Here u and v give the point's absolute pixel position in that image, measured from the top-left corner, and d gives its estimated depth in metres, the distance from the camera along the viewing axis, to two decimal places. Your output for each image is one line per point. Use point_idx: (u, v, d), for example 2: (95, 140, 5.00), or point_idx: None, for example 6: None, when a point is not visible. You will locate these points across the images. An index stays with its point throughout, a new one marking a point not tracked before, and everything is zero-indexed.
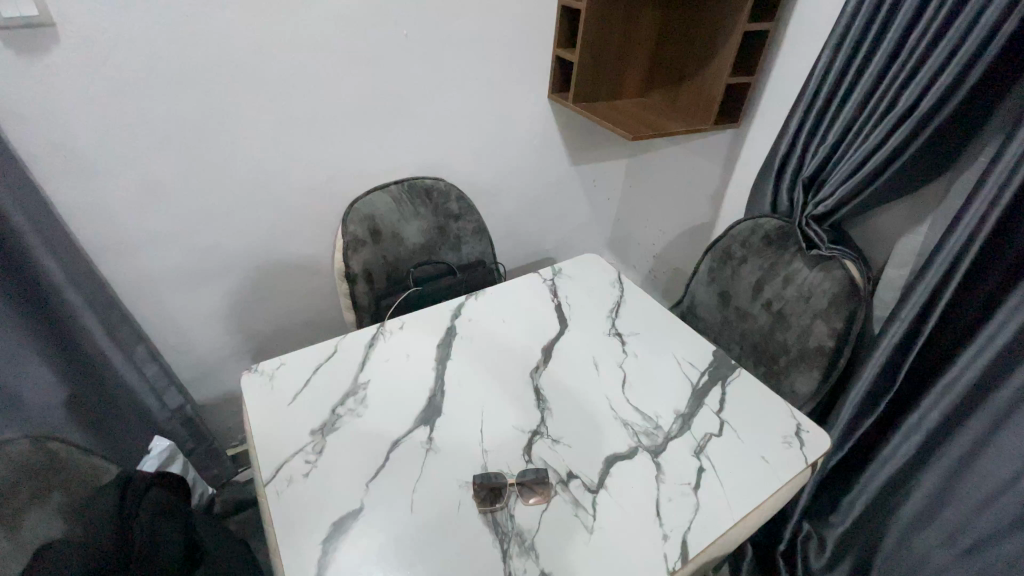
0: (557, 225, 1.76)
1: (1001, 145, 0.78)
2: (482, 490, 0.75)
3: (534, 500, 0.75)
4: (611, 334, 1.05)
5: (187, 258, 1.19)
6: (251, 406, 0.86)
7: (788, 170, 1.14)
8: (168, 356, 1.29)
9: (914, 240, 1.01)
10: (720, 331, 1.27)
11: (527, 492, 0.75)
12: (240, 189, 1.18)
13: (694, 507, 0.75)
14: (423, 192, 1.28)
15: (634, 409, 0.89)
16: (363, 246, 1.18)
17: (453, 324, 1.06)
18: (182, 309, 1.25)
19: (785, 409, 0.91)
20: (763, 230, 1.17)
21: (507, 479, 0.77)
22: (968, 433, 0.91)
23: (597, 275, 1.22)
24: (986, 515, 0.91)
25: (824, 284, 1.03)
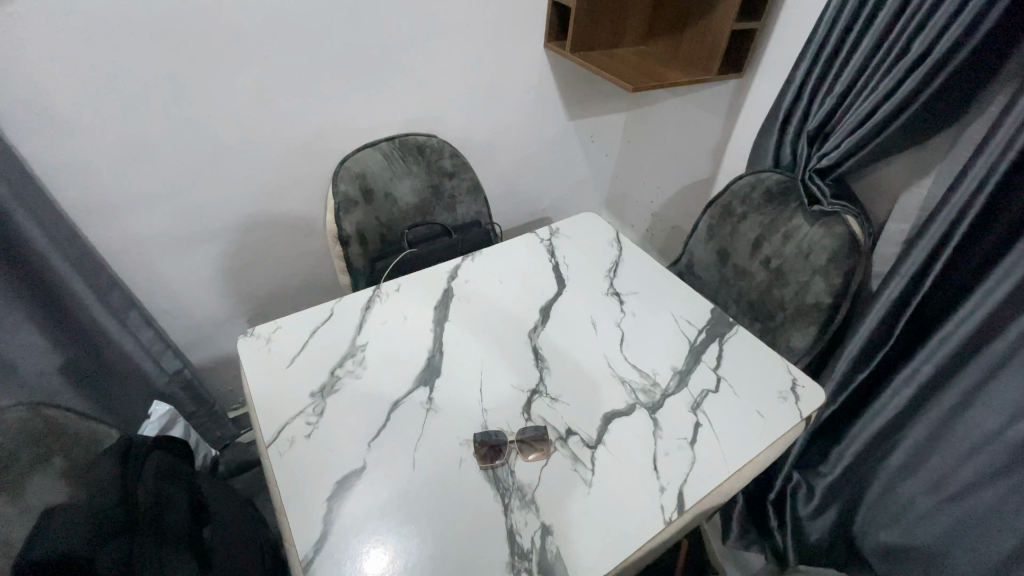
0: (553, 182, 1.72)
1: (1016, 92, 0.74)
2: (483, 447, 0.76)
3: (535, 456, 0.76)
4: (609, 293, 1.04)
5: (175, 220, 1.16)
6: (250, 369, 0.86)
7: (792, 122, 1.10)
8: (162, 321, 1.28)
9: (917, 193, 0.99)
10: (717, 289, 1.27)
11: (527, 448, 0.77)
12: (225, 148, 1.13)
13: (690, 460, 0.77)
14: (415, 149, 1.24)
15: (632, 367, 0.90)
16: (355, 206, 1.14)
17: (450, 286, 1.04)
18: (173, 273, 1.23)
19: (781, 364, 0.92)
20: (764, 186, 1.15)
21: (507, 437, 0.78)
22: (958, 386, 0.93)
23: (595, 233, 1.20)
24: (971, 464, 0.94)
25: (824, 239, 1.02)
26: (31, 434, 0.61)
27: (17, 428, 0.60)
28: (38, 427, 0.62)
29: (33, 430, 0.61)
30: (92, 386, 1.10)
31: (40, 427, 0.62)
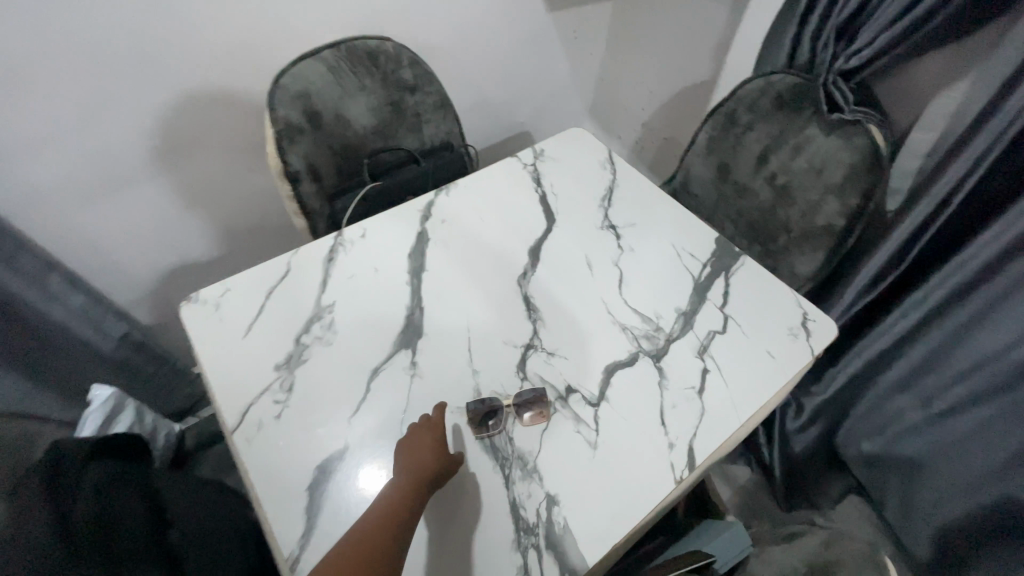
0: (531, 91, 1.51)
1: None
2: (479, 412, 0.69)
3: (533, 420, 0.70)
4: (604, 227, 0.93)
5: (83, 163, 0.97)
6: (199, 343, 0.74)
7: (816, 12, 0.94)
8: (98, 279, 1.13)
9: (950, 98, 0.88)
10: (714, 210, 1.16)
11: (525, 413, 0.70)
12: (128, 66, 0.92)
13: (699, 411, 0.72)
14: (366, 58, 1.02)
15: (633, 311, 0.82)
16: (300, 135, 0.96)
17: (424, 227, 0.91)
18: (97, 225, 1.06)
19: (790, 296, 0.85)
20: (775, 90, 1.00)
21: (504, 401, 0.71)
22: (968, 308, 0.89)
23: (584, 155, 1.05)
24: (966, 382, 0.94)
25: (842, 153, 0.91)
26: None
27: None
28: None
29: None
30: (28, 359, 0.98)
31: None
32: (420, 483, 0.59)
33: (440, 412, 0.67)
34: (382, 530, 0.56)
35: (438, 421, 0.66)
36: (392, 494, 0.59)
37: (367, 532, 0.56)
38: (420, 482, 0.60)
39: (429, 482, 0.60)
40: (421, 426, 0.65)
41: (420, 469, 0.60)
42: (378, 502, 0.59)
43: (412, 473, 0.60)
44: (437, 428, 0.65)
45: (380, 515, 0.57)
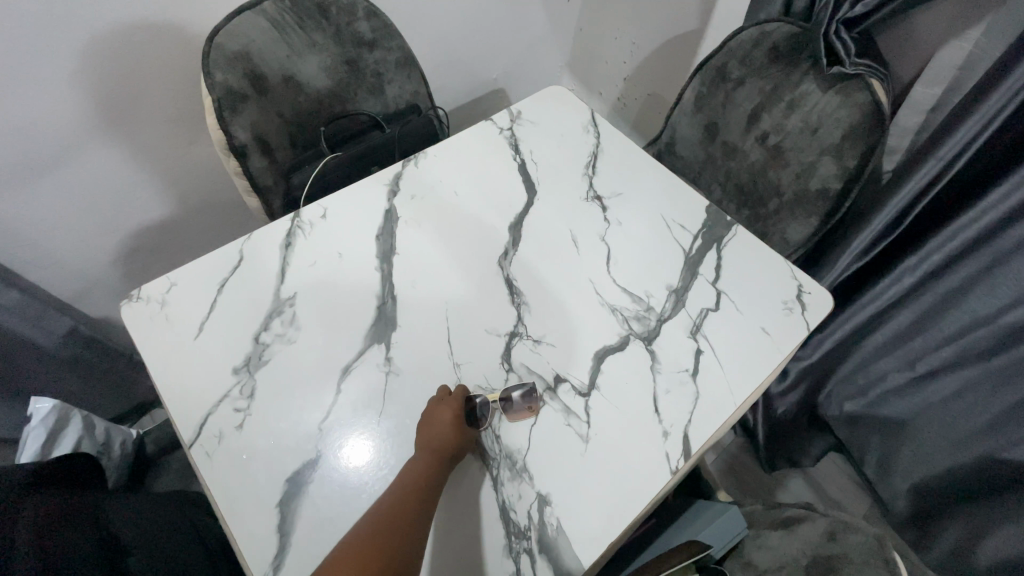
0: (503, 43, 1.39)
1: None
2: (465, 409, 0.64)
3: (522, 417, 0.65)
4: (589, 198, 0.86)
5: None
6: (145, 347, 0.67)
7: None
8: (30, 270, 1.01)
9: (958, 49, 0.82)
10: (701, 172, 1.10)
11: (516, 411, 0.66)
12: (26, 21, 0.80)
13: (694, 396, 0.69)
14: (315, 8, 0.89)
15: (622, 290, 0.77)
16: (244, 102, 0.84)
17: (392, 204, 0.82)
18: (19, 210, 0.94)
19: (786, 267, 0.81)
20: (770, 41, 0.93)
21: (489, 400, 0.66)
22: (960, 272, 0.90)
23: (566, 116, 0.96)
24: (953, 346, 0.95)
25: (839, 112, 0.85)
26: None
27: None
28: None
29: None
30: None
31: None
32: (443, 459, 0.59)
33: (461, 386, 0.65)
34: (407, 505, 0.55)
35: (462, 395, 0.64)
36: (415, 470, 0.57)
37: (391, 507, 0.54)
38: (442, 457, 0.59)
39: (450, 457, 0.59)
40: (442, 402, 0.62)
41: (443, 444, 0.59)
42: (401, 476, 0.57)
43: (434, 447, 0.59)
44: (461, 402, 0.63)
45: (404, 489, 0.56)
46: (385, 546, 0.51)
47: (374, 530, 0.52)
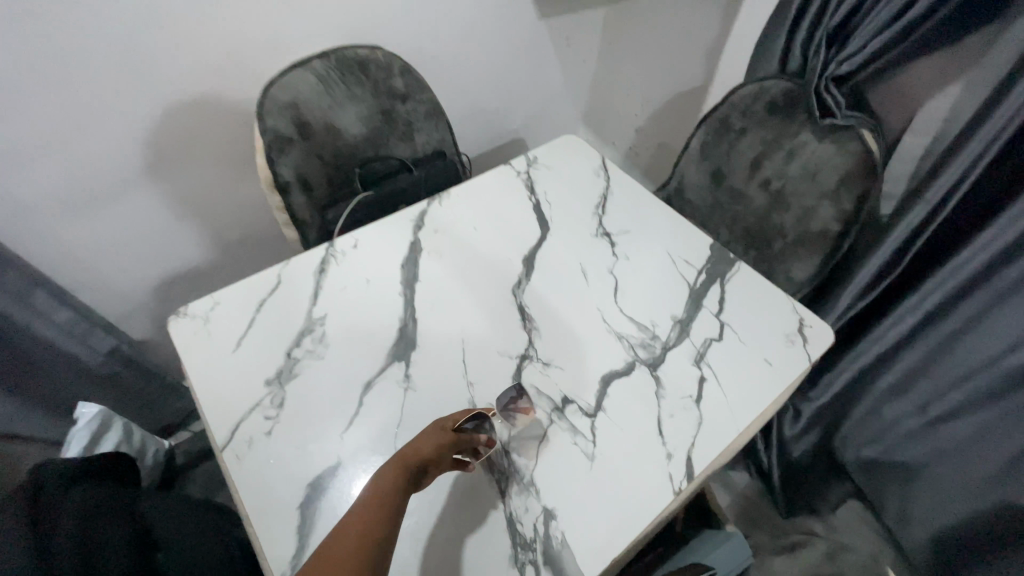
0: (524, 97, 1.51)
1: None
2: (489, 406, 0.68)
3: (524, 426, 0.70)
4: (599, 234, 0.92)
5: (65, 174, 0.96)
6: (188, 358, 0.73)
7: (807, 15, 0.93)
8: (84, 291, 1.11)
9: (943, 101, 0.88)
10: (709, 215, 1.16)
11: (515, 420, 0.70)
12: (108, 71, 0.91)
13: (697, 421, 0.71)
14: (356, 66, 1.02)
15: (629, 319, 0.81)
16: (290, 145, 0.95)
17: (416, 236, 0.90)
18: (82, 236, 1.04)
19: (788, 302, 0.85)
20: (768, 95, 1.00)
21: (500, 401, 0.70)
22: (962, 312, 0.90)
23: (579, 161, 1.05)
24: (962, 390, 0.94)
25: (835, 159, 0.91)
26: None
27: None
28: None
29: None
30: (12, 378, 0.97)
31: None
32: (407, 479, 0.57)
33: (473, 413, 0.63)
34: (368, 529, 0.52)
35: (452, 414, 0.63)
36: (376, 493, 0.55)
37: (351, 532, 0.52)
38: (406, 477, 0.57)
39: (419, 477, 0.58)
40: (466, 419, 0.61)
41: (410, 463, 0.58)
42: (361, 498, 0.55)
43: (397, 468, 0.57)
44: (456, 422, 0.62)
45: (365, 513, 0.53)
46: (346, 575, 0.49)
47: (335, 557, 0.50)
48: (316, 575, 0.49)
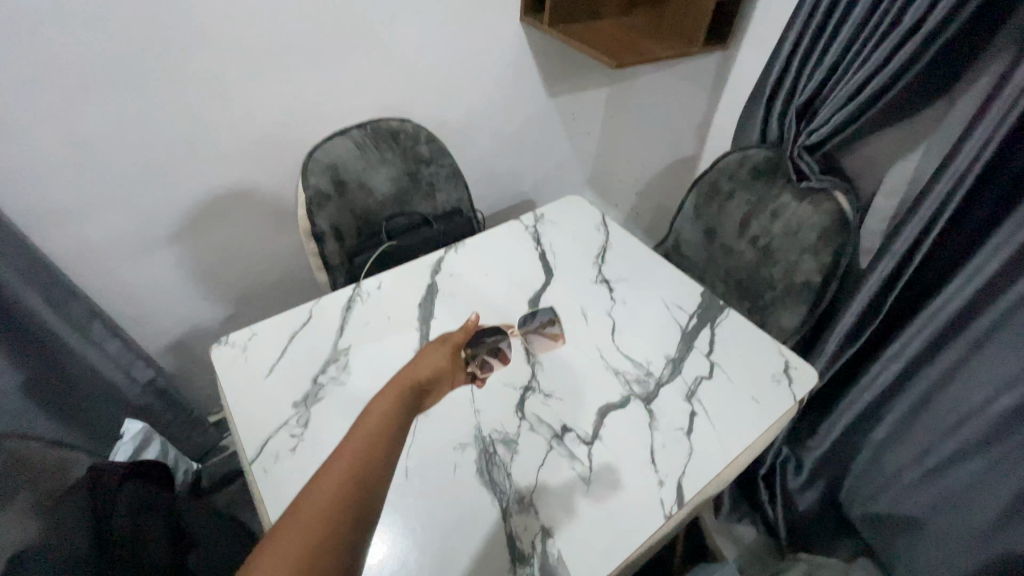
0: (534, 164, 1.67)
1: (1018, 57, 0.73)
2: (533, 322, 0.90)
3: (548, 345, 0.89)
4: (599, 281, 1.02)
5: (131, 223, 1.09)
6: (226, 382, 0.81)
7: (780, 95, 1.07)
8: (130, 327, 1.21)
9: (906, 167, 0.98)
10: (704, 269, 1.25)
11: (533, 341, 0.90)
12: (179, 133, 1.04)
13: (688, 452, 0.76)
14: (388, 135, 1.17)
15: (625, 357, 0.88)
16: (327, 200, 1.08)
17: (433, 280, 1.00)
18: (137, 278, 1.16)
19: (774, 345, 0.91)
20: (751, 162, 1.12)
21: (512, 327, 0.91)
22: (945, 358, 0.94)
23: (582, 217, 1.17)
24: (955, 438, 0.96)
25: (813, 218, 1.00)
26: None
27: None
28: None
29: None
30: (58, 404, 1.04)
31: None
32: (414, 398, 0.62)
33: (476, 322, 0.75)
34: (381, 444, 0.53)
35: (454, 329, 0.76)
36: (386, 410, 0.57)
37: (362, 446, 0.52)
38: (411, 396, 0.62)
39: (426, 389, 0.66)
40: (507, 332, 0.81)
41: (419, 376, 0.65)
42: (367, 417, 0.55)
43: (403, 388, 0.61)
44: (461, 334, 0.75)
45: (374, 430, 0.54)
46: (363, 487, 0.48)
47: (349, 466, 0.49)
48: (332, 482, 0.47)
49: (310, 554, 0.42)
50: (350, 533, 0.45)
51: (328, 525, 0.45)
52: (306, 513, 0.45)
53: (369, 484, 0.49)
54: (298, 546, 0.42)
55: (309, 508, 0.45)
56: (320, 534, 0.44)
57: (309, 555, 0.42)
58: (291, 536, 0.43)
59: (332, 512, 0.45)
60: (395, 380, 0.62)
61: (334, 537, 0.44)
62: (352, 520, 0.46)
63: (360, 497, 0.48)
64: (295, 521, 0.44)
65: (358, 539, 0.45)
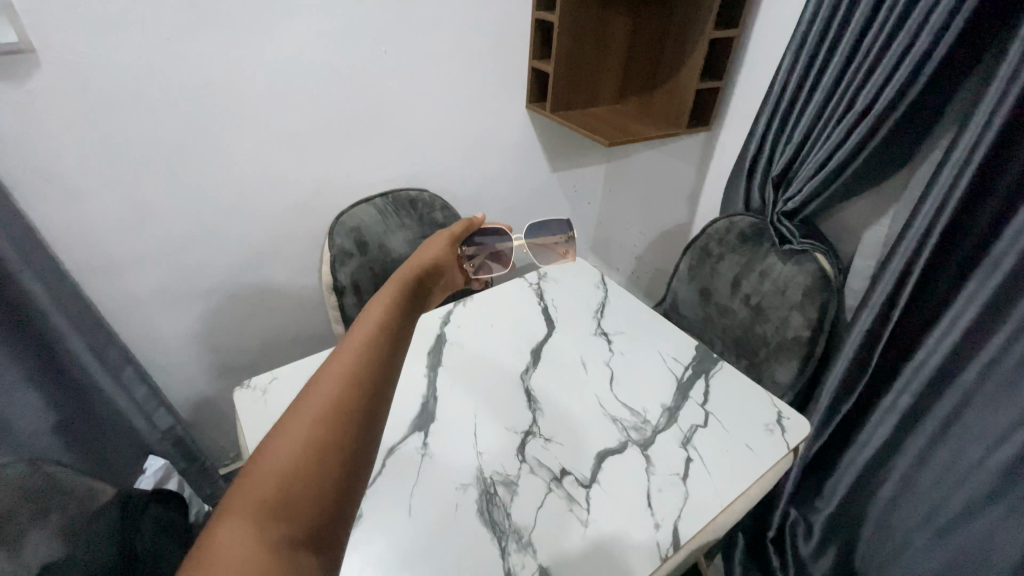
0: None
1: (957, 133, 0.83)
2: (552, 236, 1.02)
3: (557, 258, 1.05)
4: (598, 334, 1.10)
5: (172, 278, 1.19)
6: (246, 421, 0.87)
7: (758, 168, 1.19)
8: (157, 375, 1.29)
9: (879, 231, 1.07)
10: (703, 327, 1.31)
11: (543, 252, 1.03)
12: (223, 199, 1.17)
13: (683, 495, 0.78)
14: (408, 203, 1.30)
15: (623, 405, 0.93)
16: (349, 258, 1.20)
17: (441, 332, 1.08)
18: (170, 328, 1.25)
19: (766, 398, 0.95)
20: (737, 228, 1.22)
21: (527, 234, 1.00)
22: (940, 409, 0.97)
23: (582, 277, 1.28)
24: (960, 495, 0.96)
25: (798, 277, 1.07)
26: (30, 491, 0.62)
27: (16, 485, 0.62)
28: (38, 486, 0.64)
29: (28, 489, 0.62)
30: (84, 447, 1.08)
31: (39, 485, 0.64)
32: (417, 291, 0.57)
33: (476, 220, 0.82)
34: (382, 343, 0.46)
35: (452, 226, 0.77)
36: (384, 307, 0.51)
37: (361, 346, 0.45)
38: (413, 291, 0.56)
39: (431, 281, 0.62)
40: (510, 231, 0.90)
41: (420, 268, 0.61)
42: (365, 316, 0.49)
43: (403, 283, 0.56)
44: (460, 229, 0.78)
45: (373, 326, 0.47)
46: (363, 389, 0.42)
47: (346, 367, 0.43)
48: (327, 384, 0.41)
49: (311, 460, 0.38)
50: (355, 435, 0.40)
51: (326, 431, 0.39)
52: (301, 420, 0.39)
53: (369, 385, 0.43)
54: (294, 453, 0.38)
55: (303, 414, 0.40)
56: (318, 443, 0.39)
57: (307, 462, 0.37)
58: (287, 442, 0.38)
59: (331, 417, 0.40)
60: (395, 277, 0.57)
61: (335, 445, 0.39)
62: (355, 425, 0.40)
63: (361, 401, 0.42)
64: (290, 428, 0.39)
65: (363, 445, 0.40)
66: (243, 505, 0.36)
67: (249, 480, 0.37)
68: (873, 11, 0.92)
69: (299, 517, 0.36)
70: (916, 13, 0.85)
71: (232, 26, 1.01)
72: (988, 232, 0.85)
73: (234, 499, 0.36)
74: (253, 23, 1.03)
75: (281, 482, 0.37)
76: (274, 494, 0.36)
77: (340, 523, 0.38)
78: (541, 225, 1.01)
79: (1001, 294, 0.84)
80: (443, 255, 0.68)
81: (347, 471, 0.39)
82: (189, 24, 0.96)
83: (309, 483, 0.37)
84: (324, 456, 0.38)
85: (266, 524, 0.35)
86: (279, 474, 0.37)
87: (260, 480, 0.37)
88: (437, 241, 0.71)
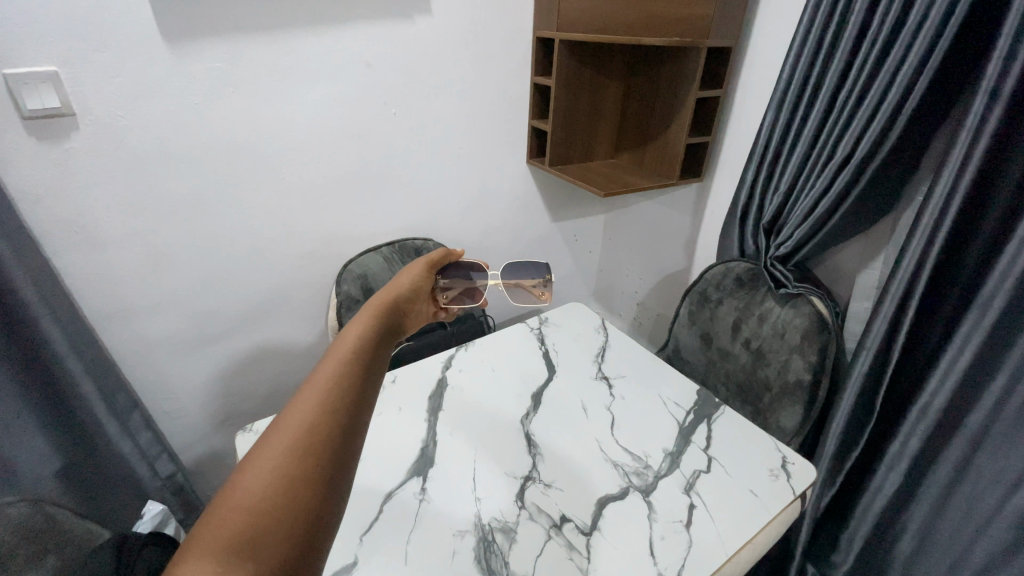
0: None
1: (935, 175, 0.87)
2: (527, 278, 1.05)
3: (532, 300, 1.06)
4: (598, 378, 1.11)
5: (184, 324, 1.23)
6: None
7: (750, 215, 1.24)
8: (163, 421, 1.30)
9: (871, 275, 1.10)
10: (706, 372, 1.31)
11: (517, 291, 1.06)
12: (238, 247, 1.23)
13: (687, 543, 0.75)
14: (412, 251, 1.42)
15: (624, 450, 0.92)
16: (355, 303, 1.32)
17: (443, 375, 1.10)
18: (179, 373, 1.27)
19: (771, 443, 0.94)
20: (734, 273, 1.25)
21: (504, 274, 1.05)
22: (951, 454, 0.95)
23: (583, 323, 1.32)
24: (982, 544, 0.93)
25: (795, 319, 1.08)
26: (32, 531, 0.63)
27: (16, 523, 0.62)
28: (39, 526, 0.65)
29: (31, 529, 0.63)
30: (85, 490, 1.08)
31: (40, 526, 0.65)
32: (388, 324, 0.59)
33: (452, 251, 0.84)
34: (349, 379, 0.48)
35: (429, 254, 0.79)
36: (354, 343, 0.53)
37: (328, 382, 0.47)
38: (384, 325, 0.59)
39: (404, 311, 0.64)
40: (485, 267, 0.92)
41: (394, 298, 0.63)
42: (336, 351, 0.51)
43: (374, 317, 0.58)
44: (438, 258, 0.81)
45: (342, 363, 0.49)
46: (332, 426, 0.44)
47: (314, 403, 0.45)
48: (295, 421, 0.43)
49: (277, 495, 0.39)
50: (323, 470, 0.42)
51: (293, 465, 0.41)
52: (269, 458, 0.41)
53: (339, 421, 0.45)
54: (261, 489, 0.39)
55: (274, 450, 0.41)
56: (286, 477, 0.40)
57: (275, 497, 0.39)
58: (255, 478, 0.39)
59: (298, 454, 0.41)
60: (367, 309, 0.59)
61: (304, 477, 0.41)
62: (322, 459, 0.42)
63: (330, 437, 0.44)
64: (260, 465, 0.40)
65: (332, 480, 0.42)
66: (209, 544, 0.36)
67: (215, 518, 0.38)
68: (845, 71, 1.00)
69: (266, 552, 0.36)
70: (884, 73, 0.92)
71: (256, 90, 1.10)
72: (978, 273, 0.87)
73: (199, 538, 0.37)
74: (275, 88, 1.12)
75: (248, 519, 0.38)
76: (240, 530, 0.37)
77: (310, 556, 0.38)
78: (517, 266, 1.06)
79: (994, 334, 0.85)
80: (415, 286, 0.70)
81: (315, 506, 0.40)
82: (216, 90, 1.06)
83: (276, 519, 0.38)
84: (291, 491, 0.40)
85: (232, 562, 0.35)
86: (244, 511, 0.38)
87: (226, 518, 0.38)
88: (410, 271, 0.73)
